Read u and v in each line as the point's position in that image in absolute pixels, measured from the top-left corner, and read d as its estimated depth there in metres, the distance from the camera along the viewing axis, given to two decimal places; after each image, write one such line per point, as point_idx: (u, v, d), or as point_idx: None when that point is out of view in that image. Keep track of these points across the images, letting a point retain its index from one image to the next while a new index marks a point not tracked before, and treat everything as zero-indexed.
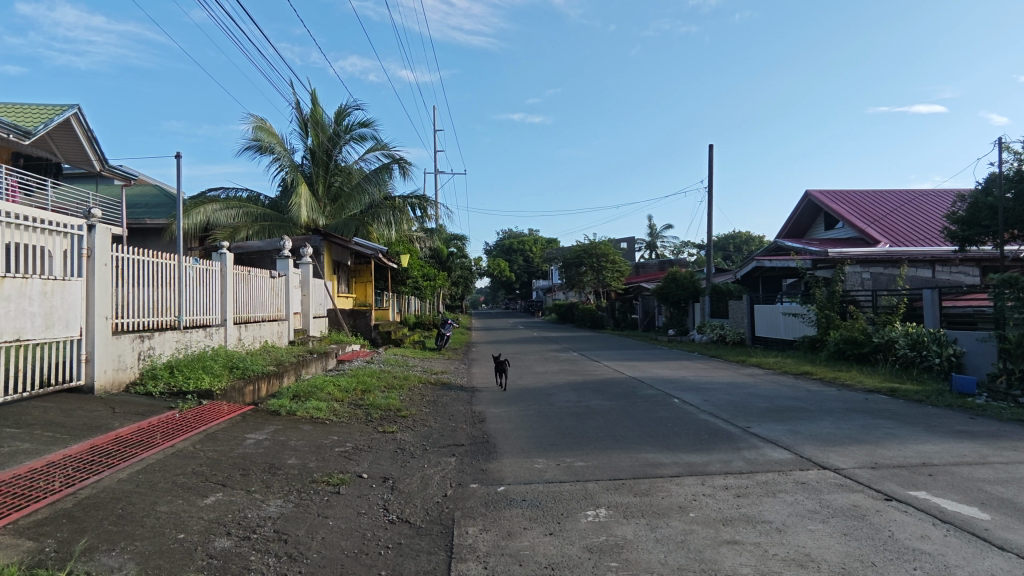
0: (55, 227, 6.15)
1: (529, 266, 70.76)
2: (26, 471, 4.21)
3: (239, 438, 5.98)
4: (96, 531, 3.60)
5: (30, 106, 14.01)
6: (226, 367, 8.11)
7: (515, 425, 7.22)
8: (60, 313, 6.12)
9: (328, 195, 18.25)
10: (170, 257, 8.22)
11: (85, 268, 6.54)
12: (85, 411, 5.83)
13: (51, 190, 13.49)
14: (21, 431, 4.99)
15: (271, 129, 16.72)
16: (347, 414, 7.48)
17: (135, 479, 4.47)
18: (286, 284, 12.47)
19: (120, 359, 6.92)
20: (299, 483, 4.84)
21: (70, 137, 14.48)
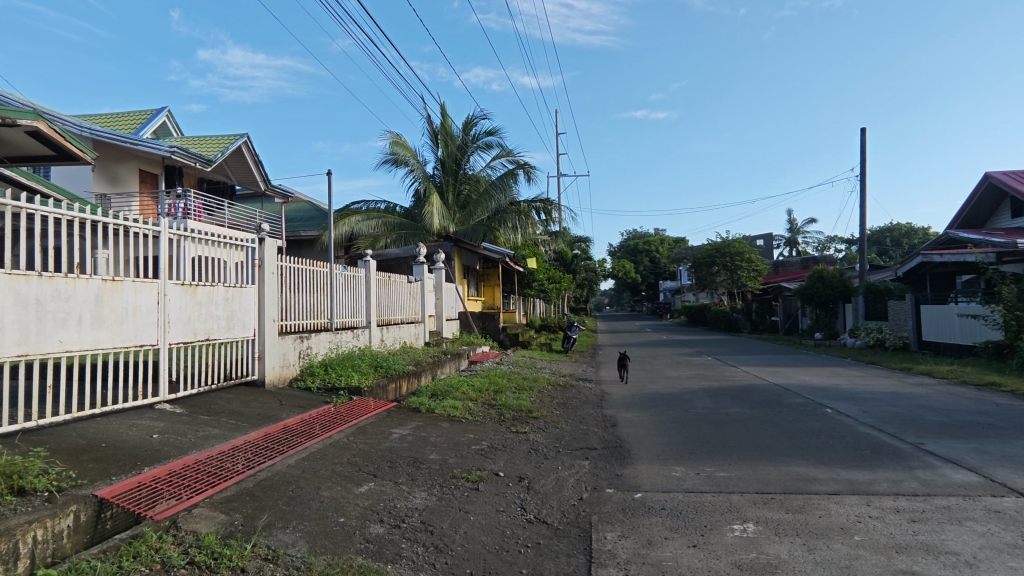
0: (234, 241, 7.06)
1: (655, 267, 68.55)
2: (216, 453, 4.86)
3: (386, 432, 6.43)
4: (272, 509, 4.05)
5: (211, 138, 16.24)
6: (372, 365, 8.77)
7: (649, 431, 7.01)
8: (239, 316, 7.00)
9: (457, 202, 19.07)
10: (323, 265, 9.07)
11: (257, 276, 7.43)
12: (259, 403, 6.60)
13: (227, 209, 15.50)
14: (212, 418, 5.76)
15: (406, 143, 17.84)
16: (481, 413, 7.72)
17: (302, 465, 4.98)
18: (422, 288, 13.22)
19: (285, 356, 7.77)
20: (441, 477, 5.08)
21: (241, 163, 16.55)
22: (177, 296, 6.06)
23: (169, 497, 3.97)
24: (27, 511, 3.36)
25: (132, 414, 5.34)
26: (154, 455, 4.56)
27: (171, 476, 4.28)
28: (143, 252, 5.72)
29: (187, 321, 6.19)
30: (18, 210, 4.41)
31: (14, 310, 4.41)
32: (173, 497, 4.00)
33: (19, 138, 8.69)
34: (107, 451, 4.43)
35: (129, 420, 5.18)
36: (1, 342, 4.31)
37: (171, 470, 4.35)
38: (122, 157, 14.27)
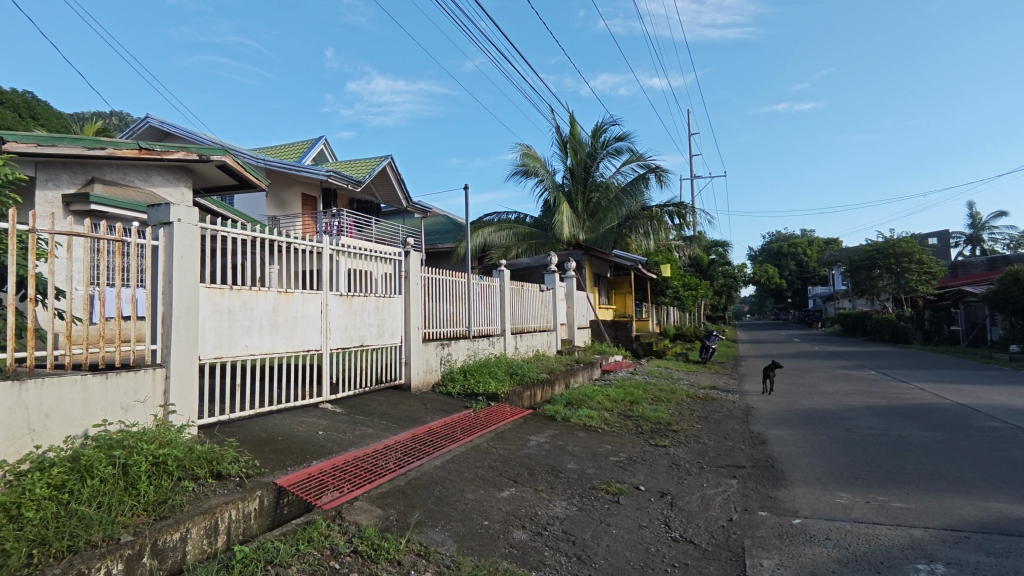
0: (384, 255, 7.65)
1: (802, 272, 62.86)
2: (372, 451, 5.26)
3: (524, 439, 6.54)
4: (423, 508, 4.28)
5: (360, 162, 17.78)
6: (508, 372, 8.99)
7: (805, 451, 6.40)
8: (388, 324, 7.55)
9: (587, 210, 19.02)
10: (461, 276, 9.50)
11: (404, 287, 7.97)
12: (406, 405, 7.05)
13: (374, 226, 16.85)
14: (367, 418, 6.25)
15: (535, 154, 18.16)
16: (617, 424, 7.57)
17: (447, 467, 5.23)
18: (553, 297, 13.32)
19: (428, 362, 8.23)
20: (580, 487, 5.05)
21: (386, 183, 17.92)
22: (337, 306, 6.69)
23: (334, 489, 4.37)
24: (224, 493, 3.88)
25: (302, 412, 5.96)
26: (320, 450, 5.03)
27: (335, 469, 4.70)
28: (309, 266, 6.38)
29: (346, 328, 6.80)
30: (214, 232, 5.13)
31: (212, 318, 5.13)
32: (337, 490, 4.39)
33: (211, 171, 10.17)
34: (283, 444, 4.98)
35: (299, 417, 5.78)
36: (203, 345, 5.03)
37: (334, 464, 4.78)
38: (288, 182, 16.12)
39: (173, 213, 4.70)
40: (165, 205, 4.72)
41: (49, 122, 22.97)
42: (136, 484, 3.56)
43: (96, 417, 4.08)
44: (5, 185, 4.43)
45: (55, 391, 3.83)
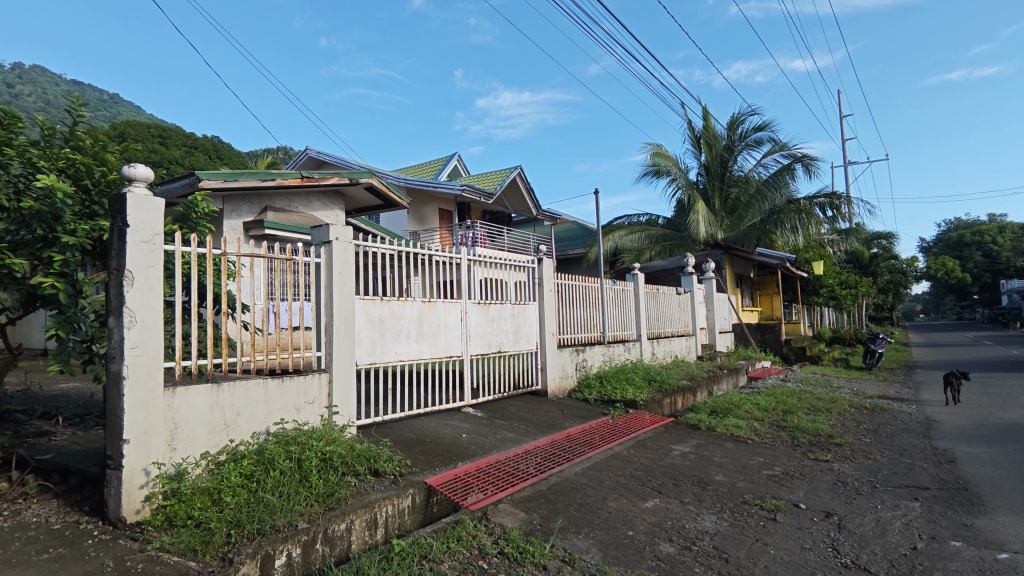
0: (518, 264, 7.82)
1: (992, 263, 53.90)
2: (513, 454, 5.37)
3: (666, 448, 6.29)
4: (566, 514, 4.28)
5: (491, 174, 18.42)
6: (646, 379, 8.73)
7: (1008, 473, 5.42)
8: (524, 330, 7.70)
9: (725, 207, 18.02)
10: (594, 281, 9.43)
11: (538, 294, 8.08)
12: (544, 411, 7.13)
13: (506, 235, 17.36)
14: (507, 422, 6.42)
15: (666, 153, 17.54)
16: (769, 435, 7.01)
17: (588, 474, 5.18)
18: (691, 300, 12.74)
19: (564, 368, 8.26)
20: (731, 501, 4.73)
21: (516, 193, 18.38)
22: (476, 313, 6.95)
23: (478, 491, 4.53)
24: (381, 488, 4.19)
25: (446, 415, 6.26)
26: (464, 452, 5.25)
27: (479, 472, 4.87)
28: (449, 277, 6.69)
29: (484, 335, 7.04)
30: (365, 248, 5.58)
31: (366, 327, 5.58)
32: (482, 491, 4.54)
33: (361, 193, 11.14)
34: (431, 445, 5.27)
35: (444, 420, 6.09)
36: (360, 352, 5.50)
37: (478, 466, 4.95)
38: (426, 199, 17.18)
39: (332, 232, 5.19)
40: (325, 225, 5.22)
41: (232, 160, 26.74)
42: (308, 476, 3.96)
43: (276, 416, 4.61)
44: (203, 217, 5.20)
45: (244, 392, 4.39)
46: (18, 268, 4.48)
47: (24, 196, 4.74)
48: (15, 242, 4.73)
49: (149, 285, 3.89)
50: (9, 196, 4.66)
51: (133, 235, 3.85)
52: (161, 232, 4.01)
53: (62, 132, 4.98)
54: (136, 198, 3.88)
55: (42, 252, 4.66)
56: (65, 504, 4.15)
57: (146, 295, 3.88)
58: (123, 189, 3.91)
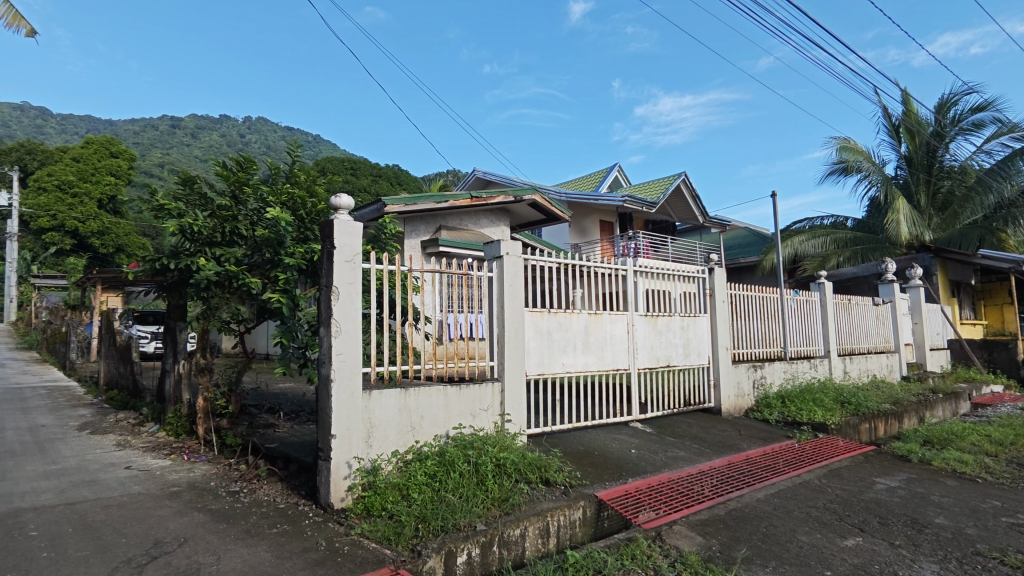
0: (687, 274, 7.47)
1: None
2: (686, 474, 5.12)
3: (867, 480, 5.53)
4: (749, 543, 3.96)
5: (654, 182, 17.94)
6: (838, 400, 7.78)
7: None
8: (695, 344, 7.34)
9: (934, 204, 15.58)
10: (774, 291, 8.67)
11: (709, 306, 7.65)
12: (719, 430, 6.69)
13: (671, 244, 16.76)
14: (678, 440, 6.14)
15: (856, 146, 15.61)
16: (1007, 474, 5.82)
17: (772, 502, 4.75)
18: (893, 311, 11.16)
19: (740, 386, 7.71)
20: (959, 551, 4.00)
21: (681, 200, 17.65)
22: (643, 325, 6.78)
23: (650, 509, 4.40)
24: (553, 499, 4.27)
25: (614, 430, 6.17)
26: (635, 468, 5.12)
27: (651, 489, 4.72)
28: (614, 288, 6.63)
29: (653, 348, 6.84)
30: (532, 262, 5.76)
31: (535, 339, 5.74)
32: (654, 511, 4.40)
33: (525, 208, 11.54)
34: (599, 458, 5.24)
35: (612, 434, 6.02)
36: (529, 362, 5.66)
37: (650, 484, 4.81)
38: (587, 212, 17.25)
39: (503, 248, 5.43)
40: (497, 241, 5.47)
41: (410, 185, 29.41)
42: (485, 481, 4.15)
43: (455, 420, 4.93)
44: (391, 237, 5.80)
45: (428, 397, 4.76)
46: (253, 286, 5.43)
47: (257, 226, 5.72)
48: (251, 264, 5.72)
49: (350, 299, 4.41)
50: (247, 226, 5.67)
51: (339, 256, 4.39)
52: (359, 252, 4.52)
53: (284, 170, 5.88)
54: (340, 224, 4.44)
55: (270, 272, 5.58)
56: (287, 487, 4.84)
57: (347, 308, 4.39)
58: (330, 217, 4.48)
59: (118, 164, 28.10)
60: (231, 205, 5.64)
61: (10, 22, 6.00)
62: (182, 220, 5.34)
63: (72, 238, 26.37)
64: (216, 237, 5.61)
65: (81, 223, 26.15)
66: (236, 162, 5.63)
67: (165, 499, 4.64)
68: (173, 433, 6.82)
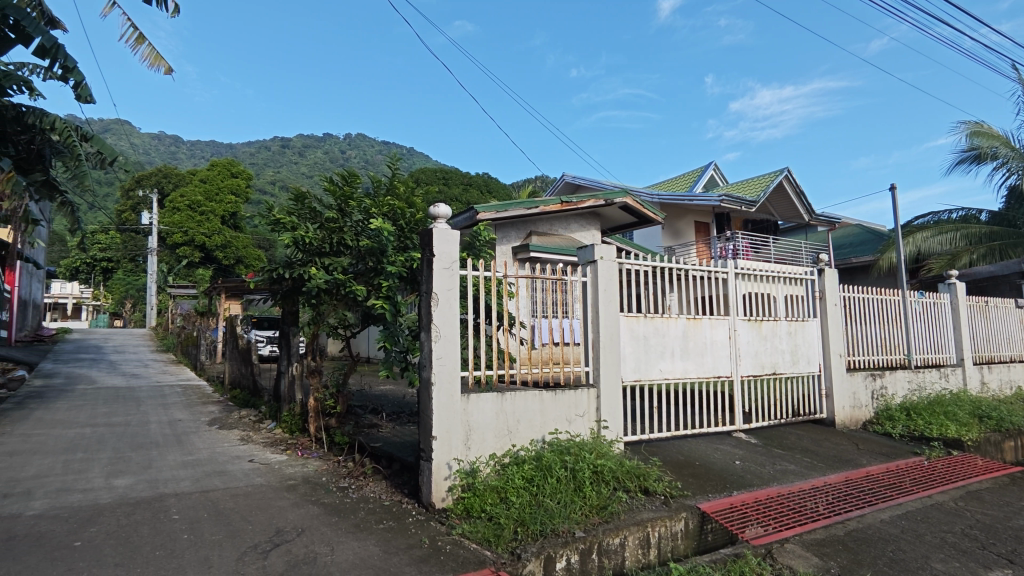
0: (794, 276, 7.02)
1: None
2: (798, 489, 4.80)
3: (1015, 506, 4.91)
4: (874, 569, 3.64)
5: (753, 180, 17.07)
6: (975, 414, 6.98)
7: None
8: (804, 350, 6.88)
9: None
10: (894, 293, 7.95)
11: (820, 309, 7.14)
12: (833, 443, 6.22)
13: (773, 245, 15.85)
14: (787, 453, 5.77)
15: (991, 130, 13.98)
16: None
17: (899, 523, 4.34)
18: None
19: (856, 396, 7.13)
20: None
21: (784, 197, 16.66)
22: (746, 330, 6.43)
23: (759, 525, 4.17)
24: (653, 509, 4.18)
25: (716, 440, 5.91)
26: (740, 480, 4.88)
27: (758, 504, 4.47)
28: (713, 291, 6.36)
29: (756, 354, 6.48)
30: (626, 265, 5.67)
31: (631, 344, 5.63)
32: (762, 527, 4.17)
33: (616, 211, 11.39)
34: (701, 469, 5.04)
35: (714, 444, 5.76)
36: (625, 368, 5.56)
37: (758, 498, 4.56)
38: (681, 213, 16.72)
39: (597, 252, 5.37)
40: (590, 245, 5.44)
41: (500, 193, 29.93)
42: (583, 487, 4.12)
43: (550, 426, 4.94)
44: (485, 244, 5.94)
45: (524, 401, 4.80)
46: (359, 293, 5.75)
47: (361, 236, 6.02)
48: (356, 272, 6.06)
49: (449, 304, 4.55)
50: (352, 237, 5.96)
51: (438, 263, 4.55)
52: (457, 259, 4.66)
53: (384, 182, 6.17)
54: (439, 232, 4.60)
55: (373, 279, 5.89)
56: (392, 485, 5.06)
57: (446, 313, 4.53)
58: (429, 225, 4.66)
59: (238, 184, 30.87)
60: (338, 217, 6.00)
61: (151, 63, 6.84)
62: (295, 233, 5.78)
63: (200, 252, 29.33)
64: (324, 247, 5.97)
65: (208, 238, 29.04)
66: (342, 177, 6.00)
67: (284, 491, 5.02)
68: (287, 430, 7.34)
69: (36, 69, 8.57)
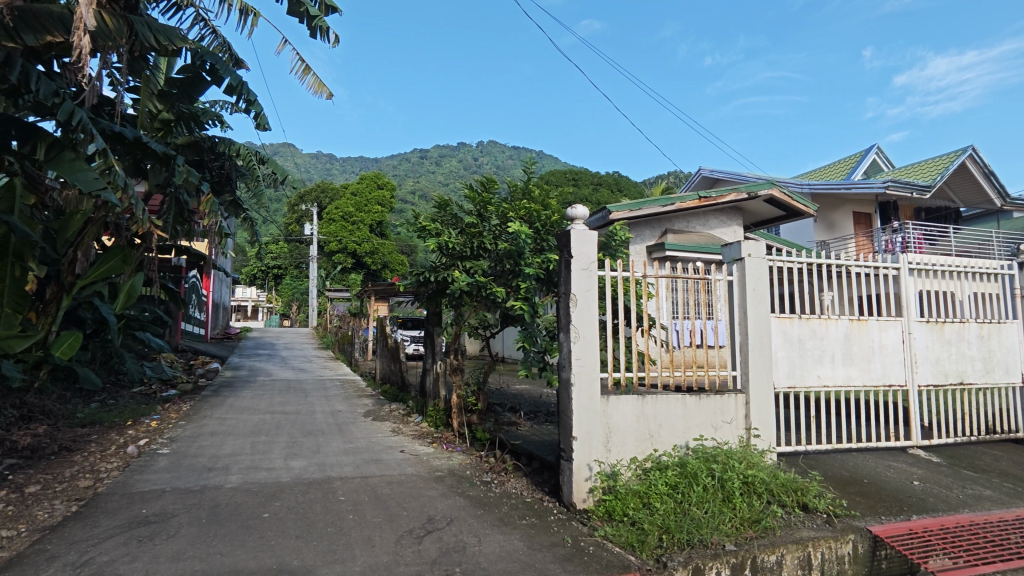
0: (986, 271, 6.06)
1: None
2: (998, 519, 4.13)
3: None
4: None
5: (928, 162, 15.01)
6: None
7: None
8: (1000, 357, 5.92)
9: None
10: None
11: (1021, 310, 6.10)
12: None
13: (954, 235, 13.82)
14: (979, 475, 5.00)
15: None
16: None
17: None
18: None
19: None
20: None
21: (967, 180, 14.45)
22: (923, 333, 5.67)
23: (945, 556, 3.67)
24: (814, 527, 3.88)
25: (887, 456, 5.27)
26: (920, 504, 4.31)
27: (946, 532, 3.91)
28: (882, 290, 5.70)
29: (938, 361, 5.68)
30: (776, 262, 5.27)
31: (783, 347, 5.21)
32: (951, 559, 3.65)
33: (760, 204, 10.64)
34: (870, 487, 4.53)
35: (884, 460, 5.15)
36: (777, 374, 5.16)
37: (944, 525, 3.99)
38: (837, 203, 15.16)
39: (744, 249, 5.05)
40: (736, 243, 5.13)
41: (632, 192, 29.18)
42: (732, 498, 3.91)
43: (695, 431, 4.73)
44: (621, 244, 5.87)
45: (666, 405, 4.66)
46: (499, 295, 5.95)
47: (499, 239, 6.19)
48: (494, 274, 6.26)
49: (587, 305, 4.54)
50: (491, 240, 6.17)
51: (576, 265, 4.56)
52: (595, 260, 4.64)
53: (520, 187, 6.31)
54: (577, 234, 4.60)
55: (512, 281, 6.07)
56: (532, 483, 5.18)
57: (585, 314, 4.52)
58: (567, 227, 4.68)
59: (383, 195, 33.24)
60: (478, 222, 6.26)
61: (315, 90, 7.65)
62: (440, 238, 6.13)
63: (352, 258, 32.21)
64: (465, 251, 6.25)
65: (359, 245, 31.82)
66: (481, 184, 6.26)
67: (432, 482, 5.34)
68: (433, 425, 7.79)
69: (226, 105, 9.98)
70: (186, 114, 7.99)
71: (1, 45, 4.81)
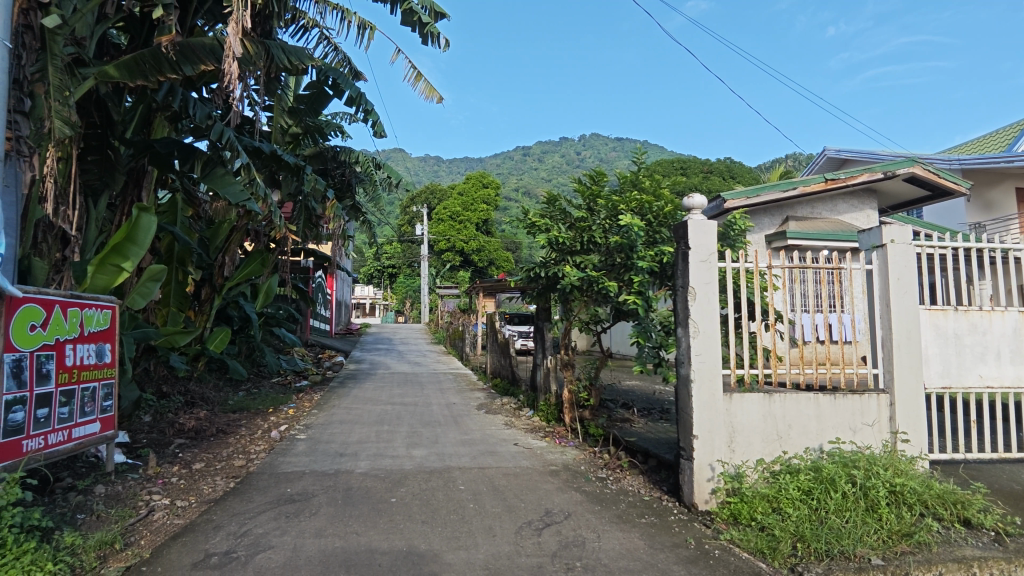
0: None
1: None
2: None
3: None
4: None
5: None
6: None
7: None
8: None
9: None
10: None
11: None
12: None
13: None
14: None
15: None
16: None
17: None
18: None
19: None
20: None
21: None
22: None
23: None
24: (979, 546, 3.46)
25: None
26: None
27: None
28: None
29: None
30: (924, 249, 4.72)
31: (936, 343, 4.66)
32: None
33: (899, 184, 9.60)
34: None
35: None
36: (929, 373, 4.63)
37: None
38: (995, 180, 13.31)
39: (885, 235, 4.57)
40: (874, 228, 4.66)
41: (746, 178, 27.53)
42: (877, 508, 3.57)
43: (830, 434, 4.38)
44: (740, 233, 5.57)
45: (796, 404, 4.34)
46: (611, 289, 5.84)
47: (610, 233, 6.06)
48: (606, 268, 6.16)
49: (706, 298, 4.33)
50: (601, 234, 6.05)
51: (694, 256, 4.37)
52: (715, 251, 4.42)
53: (630, 177, 6.18)
54: (695, 224, 4.41)
55: (625, 275, 5.93)
56: (650, 481, 5.07)
57: (705, 309, 4.32)
58: (684, 218, 4.50)
59: (488, 194, 33.95)
60: (587, 216, 6.20)
61: (427, 95, 7.98)
62: (550, 234, 6.14)
63: (460, 257, 33.36)
64: (576, 246, 6.20)
65: (466, 244, 32.85)
66: (590, 177, 6.23)
67: (547, 475, 5.40)
68: (545, 419, 7.87)
69: (346, 116, 10.70)
70: (313, 126, 8.67)
71: (166, 78, 5.39)
